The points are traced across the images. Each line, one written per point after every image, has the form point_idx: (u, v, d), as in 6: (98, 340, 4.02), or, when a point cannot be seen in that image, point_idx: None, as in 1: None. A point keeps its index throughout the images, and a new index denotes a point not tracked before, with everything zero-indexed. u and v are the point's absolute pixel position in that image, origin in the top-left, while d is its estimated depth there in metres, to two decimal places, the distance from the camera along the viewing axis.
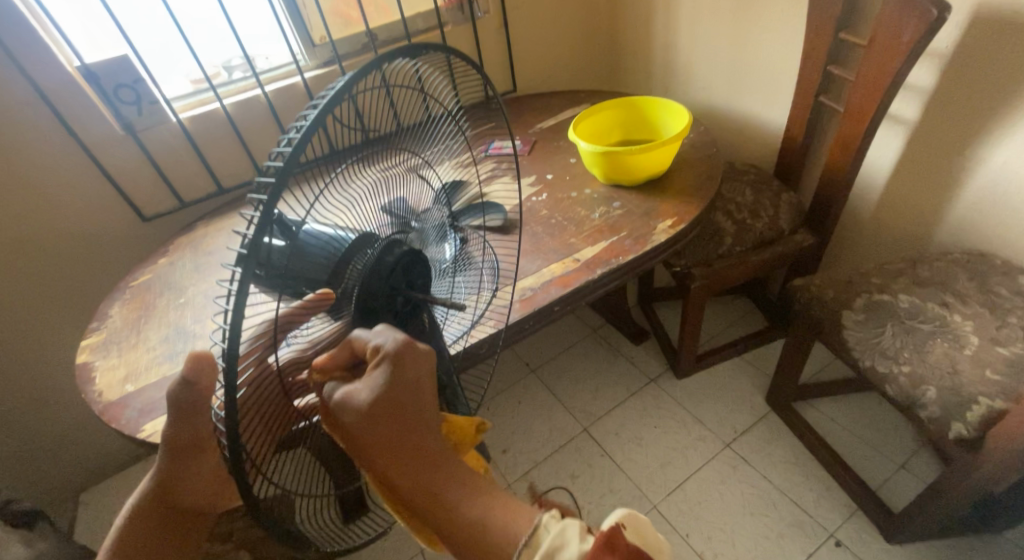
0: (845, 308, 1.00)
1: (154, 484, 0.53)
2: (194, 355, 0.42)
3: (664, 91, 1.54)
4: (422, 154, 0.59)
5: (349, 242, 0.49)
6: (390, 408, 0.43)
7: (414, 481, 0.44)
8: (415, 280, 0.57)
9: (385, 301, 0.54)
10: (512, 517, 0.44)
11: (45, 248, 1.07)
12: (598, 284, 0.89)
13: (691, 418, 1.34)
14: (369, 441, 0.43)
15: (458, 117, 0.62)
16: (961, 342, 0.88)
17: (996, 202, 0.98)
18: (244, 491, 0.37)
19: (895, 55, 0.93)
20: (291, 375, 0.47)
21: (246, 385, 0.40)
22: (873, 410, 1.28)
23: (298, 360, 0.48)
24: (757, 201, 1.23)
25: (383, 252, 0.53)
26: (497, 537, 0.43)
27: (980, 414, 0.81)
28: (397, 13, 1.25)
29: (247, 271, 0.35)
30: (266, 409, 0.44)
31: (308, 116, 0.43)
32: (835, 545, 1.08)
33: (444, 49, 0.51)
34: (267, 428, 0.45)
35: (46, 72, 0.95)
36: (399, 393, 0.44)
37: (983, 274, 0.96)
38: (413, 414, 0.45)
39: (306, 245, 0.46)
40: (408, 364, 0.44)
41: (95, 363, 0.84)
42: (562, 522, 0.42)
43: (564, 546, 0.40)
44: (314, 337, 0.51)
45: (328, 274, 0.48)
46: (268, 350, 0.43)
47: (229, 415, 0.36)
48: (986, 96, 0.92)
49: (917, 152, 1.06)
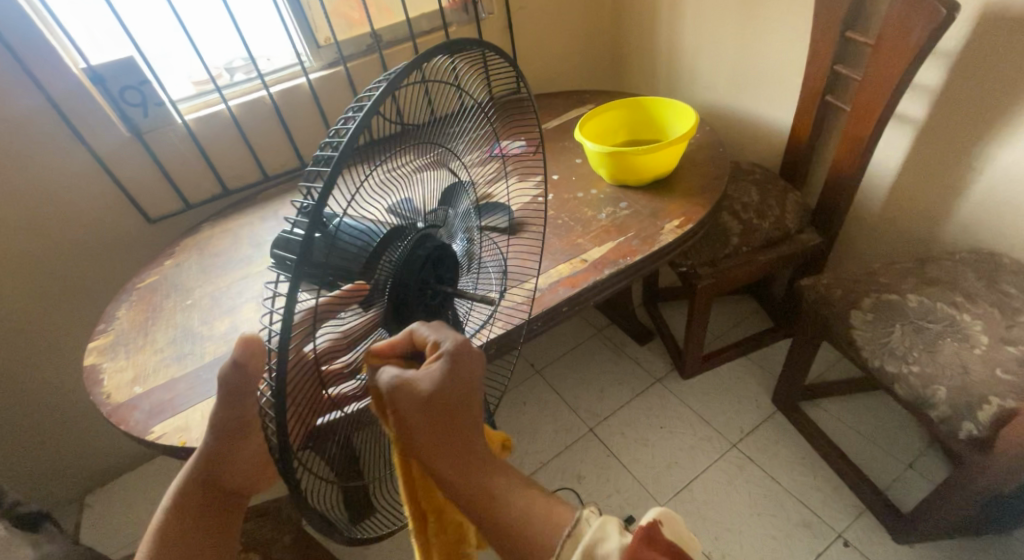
0: (853, 307, 1.00)
1: (201, 464, 0.52)
2: (246, 338, 0.41)
3: (668, 91, 1.54)
4: (448, 145, 0.60)
5: (382, 236, 0.49)
6: (445, 400, 0.45)
7: (464, 475, 0.46)
8: (443, 274, 0.57)
9: (417, 294, 0.54)
10: (553, 510, 0.46)
11: (51, 250, 1.07)
12: (605, 285, 0.89)
13: (698, 418, 1.34)
14: (421, 428, 0.44)
15: (482, 109, 0.62)
16: (971, 342, 0.87)
17: (1006, 200, 0.98)
18: (283, 468, 0.39)
19: (903, 54, 0.93)
20: (326, 364, 0.48)
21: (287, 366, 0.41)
22: (880, 410, 1.28)
23: (331, 349, 0.48)
24: (763, 200, 1.23)
25: (414, 247, 0.53)
26: (543, 531, 0.45)
27: (990, 414, 0.81)
28: (402, 13, 1.25)
29: (298, 274, 0.36)
30: (305, 394, 0.44)
31: (348, 116, 0.44)
32: (843, 546, 1.08)
33: (478, 46, 0.51)
34: (304, 412, 0.45)
35: (53, 77, 0.95)
36: (456, 388, 0.45)
37: (991, 273, 0.96)
38: (464, 409, 0.47)
39: (340, 238, 0.45)
40: (465, 363, 0.46)
41: (103, 365, 0.84)
42: (602, 517, 0.43)
43: (603, 540, 0.41)
44: (350, 327, 0.49)
45: (362, 266, 0.48)
46: (307, 337, 0.43)
47: (279, 394, 0.37)
48: (995, 95, 0.92)
49: (925, 151, 1.06)
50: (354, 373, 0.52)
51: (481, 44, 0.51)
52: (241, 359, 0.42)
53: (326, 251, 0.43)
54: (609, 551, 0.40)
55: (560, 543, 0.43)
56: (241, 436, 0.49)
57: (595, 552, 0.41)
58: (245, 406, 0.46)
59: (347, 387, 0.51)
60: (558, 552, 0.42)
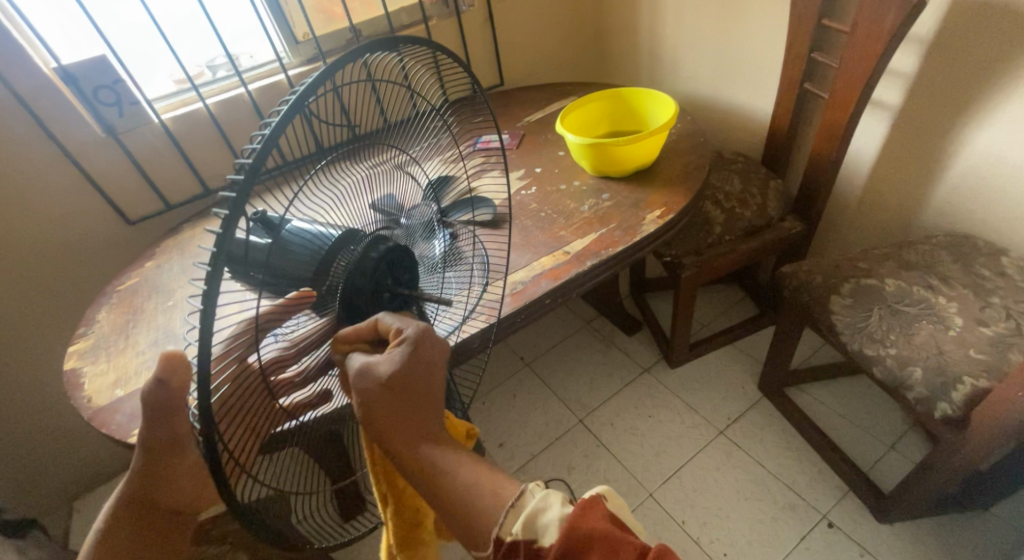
0: (833, 292, 1.01)
1: (131, 485, 0.48)
2: (167, 355, 0.38)
3: (651, 82, 1.54)
4: (409, 148, 0.59)
5: (334, 238, 0.47)
6: (405, 382, 0.46)
7: (419, 454, 0.46)
8: (402, 276, 0.54)
9: (369, 298, 0.51)
10: (500, 483, 0.46)
11: (26, 254, 1.05)
12: (589, 275, 0.90)
13: (685, 406, 1.35)
14: (381, 409, 0.46)
15: (441, 111, 0.61)
16: (946, 323, 0.89)
17: (978, 183, 0.99)
18: (224, 492, 0.35)
19: (877, 40, 0.93)
20: (274, 375, 0.46)
21: (225, 383, 0.40)
22: (862, 393, 1.30)
23: (280, 360, 0.46)
24: (745, 189, 1.24)
25: (367, 249, 0.50)
26: (487, 503, 0.44)
27: (965, 394, 0.82)
28: (381, 7, 1.24)
29: (218, 260, 0.34)
30: (254, 409, 0.43)
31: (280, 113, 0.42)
32: (827, 526, 1.10)
33: (423, 42, 0.49)
34: (254, 429, 0.44)
35: (22, 75, 0.93)
36: (414, 371, 0.47)
37: (966, 255, 0.97)
38: (425, 394, 0.47)
39: (289, 240, 0.44)
40: (425, 347, 0.48)
41: (83, 369, 0.84)
42: (545, 488, 0.44)
43: (546, 510, 0.42)
44: (299, 334, 0.47)
45: (313, 273, 0.45)
46: (250, 348, 0.42)
47: (203, 419, 0.34)
48: (967, 80, 0.93)
49: (901, 136, 1.07)
50: (307, 382, 0.50)
51: (424, 42, 0.49)
52: (163, 378, 0.39)
53: (268, 251, 0.42)
54: (549, 520, 0.41)
55: (504, 515, 0.43)
56: (175, 453, 0.44)
57: (535, 522, 0.41)
58: (178, 424, 0.41)
59: (302, 395, 0.50)
60: (501, 523, 0.43)
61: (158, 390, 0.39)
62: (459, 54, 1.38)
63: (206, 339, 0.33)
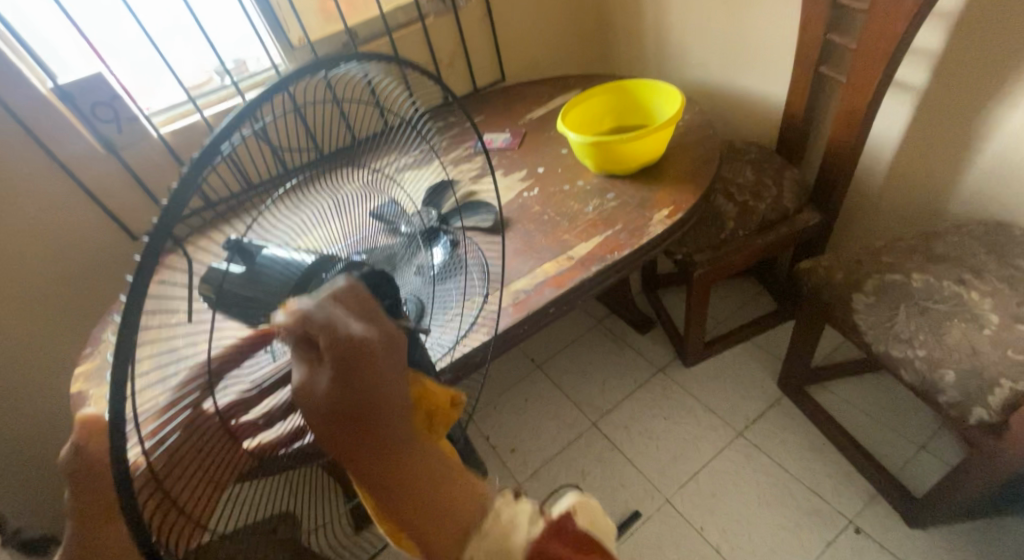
0: (856, 290, 0.95)
1: None
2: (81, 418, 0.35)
3: (659, 71, 1.48)
4: (382, 166, 0.54)
5: (306, 265, 0.44)
6: (348, 412, 0.31)
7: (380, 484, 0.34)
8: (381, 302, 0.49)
9: None
10: (466, 494, 0.37)
11: (33, 273, 1.06)
12: (593, 282, 0.86)
13: (702, 407, 1.31)
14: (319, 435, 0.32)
15: (419, 126, 0.57)
16: (979, 322, 0.83)
17: (1014, 167, 0.93)
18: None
19: (899, 18, 0.87)
20: (234, 419, 0.40)
21: (177, 431, 0.35)
22: (890, 390, 1.24)
23: (240, 404, 0.40)
24: (759, 180, 1.19)
25: (339, 278, 0.47)
26: (449, 520, 0.36)
27: (1001, 398, 0.77)
28: (376, 8, 1.21)
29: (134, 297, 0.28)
30: (212, 455, 0.38)
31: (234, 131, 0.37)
32: (855, 532, 1.05)
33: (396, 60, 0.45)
34: (214, 479, 0.39)
35: (18, 95, 0.93)
36: (357, 396, 0.31)
37: (1001, 247, 0.91)
38: (382, 417, 0.32)
39: (260, 265, 0.40)
40: (363, 363, 0.31)
41: (89, 392, 0.83)
42: (516, 508, 0.38)
43: (517, 531, 0.36)
44: (260, 374, 0.42)
45: (285, 299, 0.42)
46: (206, 392, 0.37)
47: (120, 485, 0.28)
48: (999, 58, 0.87)
49: (929, 119, 1.00)
50: (274, 422, 0.43)
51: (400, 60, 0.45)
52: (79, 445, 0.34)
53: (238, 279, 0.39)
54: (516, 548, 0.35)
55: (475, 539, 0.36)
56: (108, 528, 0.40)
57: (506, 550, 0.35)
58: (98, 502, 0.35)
59: (270, 436, 0.43)
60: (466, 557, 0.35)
61: (76, 458, 0.34)
62: (458, 52, 1.34)
63: (120, 381, 0.28)
